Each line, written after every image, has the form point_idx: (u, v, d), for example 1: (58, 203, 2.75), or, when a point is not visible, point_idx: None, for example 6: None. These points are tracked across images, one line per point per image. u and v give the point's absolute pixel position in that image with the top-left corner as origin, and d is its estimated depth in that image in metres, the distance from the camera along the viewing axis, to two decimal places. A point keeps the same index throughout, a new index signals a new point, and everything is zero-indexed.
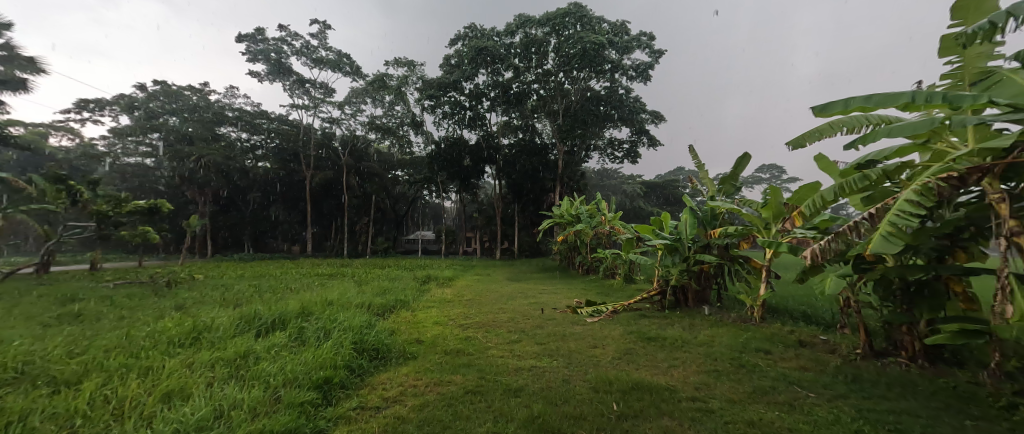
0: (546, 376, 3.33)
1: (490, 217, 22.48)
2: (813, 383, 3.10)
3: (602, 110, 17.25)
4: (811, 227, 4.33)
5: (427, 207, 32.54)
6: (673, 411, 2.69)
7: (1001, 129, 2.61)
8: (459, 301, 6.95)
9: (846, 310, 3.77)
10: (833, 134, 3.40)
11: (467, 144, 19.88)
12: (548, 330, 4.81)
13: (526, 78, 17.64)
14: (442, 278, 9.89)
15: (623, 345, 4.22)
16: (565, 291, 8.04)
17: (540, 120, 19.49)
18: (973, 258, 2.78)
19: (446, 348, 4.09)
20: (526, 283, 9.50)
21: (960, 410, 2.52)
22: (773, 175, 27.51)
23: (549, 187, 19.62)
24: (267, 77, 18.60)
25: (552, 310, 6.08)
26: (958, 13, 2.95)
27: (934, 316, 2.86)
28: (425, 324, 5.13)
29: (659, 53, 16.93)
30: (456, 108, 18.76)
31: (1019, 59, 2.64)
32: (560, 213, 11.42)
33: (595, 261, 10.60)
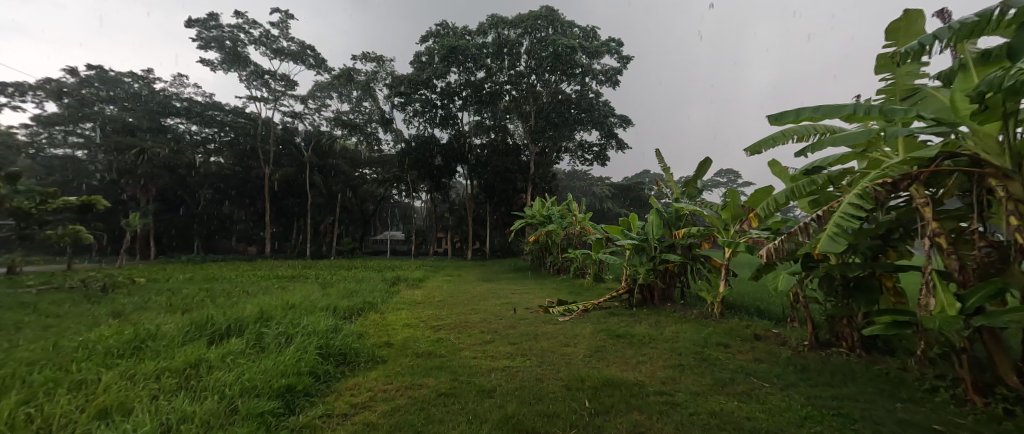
0: (520, 375, 3.44)
1: (462, 217, 22.39)
2: (766, 373, 3.34)
3: (572, 113, 17.57)
4: (765, 228, 4.63)
5: (395, 207, 32.09)
6: (642, 405, 2.84)
7: (928, 140, 2.88)
8: (430, 302, 6.96)
9: (795, 306, 4.05)
10: (786, 142, 3.64)
11: (437, 143, 19.81)
12: (520, 329, 4.93)
13: (499, 78, 17.74)
14: (412, 279, 9.84)
15: (594, 343, 4.38)
16: (537, 291, 8.17)
17: (512, 121, 19.63)
18: (902, 256, 3.11)
19: (419, 350, 4.12)
20: (498, 284, 9.59)
21: (891, 393, 2.78)
22: (730, 180, 28.79)
23: (521, 188, 19.75)
24: (220, 66, 17.86)
25: (524, 309, 6.20)
26: (891, 35, 3.22)
27: (870, 310, 3.14)
28: (395, 326, 5.13)
29: (628, 59, 17.45)
30: (427, 106, 18.66)
31: (941, 78, 2.91)
32: (532, 213, 11.59)
33: (566, 261, 10.82)
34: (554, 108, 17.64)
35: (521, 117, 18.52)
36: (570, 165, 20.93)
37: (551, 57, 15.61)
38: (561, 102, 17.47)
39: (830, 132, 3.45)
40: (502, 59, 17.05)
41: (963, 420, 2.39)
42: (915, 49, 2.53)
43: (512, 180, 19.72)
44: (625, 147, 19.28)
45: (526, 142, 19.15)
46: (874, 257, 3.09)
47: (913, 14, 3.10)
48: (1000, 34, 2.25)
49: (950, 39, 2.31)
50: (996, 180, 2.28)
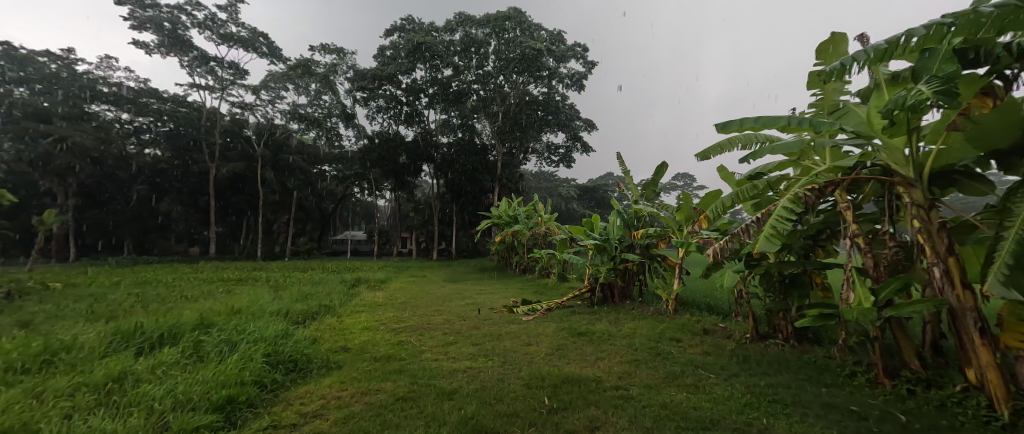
0: (482, 376, 3.53)
1: (427, 217, 22.16)
2: (712, 365, 3.59)
3: (539, 115, 17.82)
4: (714, 229, 4.96)
5: (356, 206, 31.34)
6: (599, 400, 2.99)
7: (850, 151, 3.20)
8: (390, 304, 6.91)
9: (739, 302, 4.35)
10: (732, 149, 3.92)
11: (401, 141, 19.56)
12: (483, 329, 5.02)
13: (466, 77, 17.73)
14: (372, 280, 9.71)
15: (556, 341, 4.54)
16: (501, 291, 8.28)
17: (480, 120, 19.63)
18: (829, 255, 3.44)
19: (378, 354, 4.13)
20: (461, 284, 9.64)
21: (818, 379, 3.06)
22: (687, 183, 29.88)
23: (488, 188, 19.79)
24: (157, 50, 16.81)
25: (488, 310, 6.29)
26: (820, 55, 3.53)
27: (802, 304, 3.45)
28: (353, 330, 5.10)
29: (593, 64, 17.89)
30: (391, 102, 18.34)
31: (861, 95, 3.23)
32: (498, 213, 11.69)
33: (531, 261, 11.00)
34: (521, 109, 17.82)
35: (489, 117, 18.55)
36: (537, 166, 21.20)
37: (518, 59, 15.78)
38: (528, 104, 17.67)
39: (769, 141, 3.74)
40: (469, 58, 17.11)
41: (876, 400, 2.68)
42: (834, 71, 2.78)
43: (479, 180, 19.75)
44: (590, 150, 19.76)
45: (493, 142, 19.23)
46: (806, 256, 3.41)
47: (837, 36, 3.40)
48: (904, 57, 2.51)
49: (864, 63, 2.55)
50: (902, 188, 2.56)
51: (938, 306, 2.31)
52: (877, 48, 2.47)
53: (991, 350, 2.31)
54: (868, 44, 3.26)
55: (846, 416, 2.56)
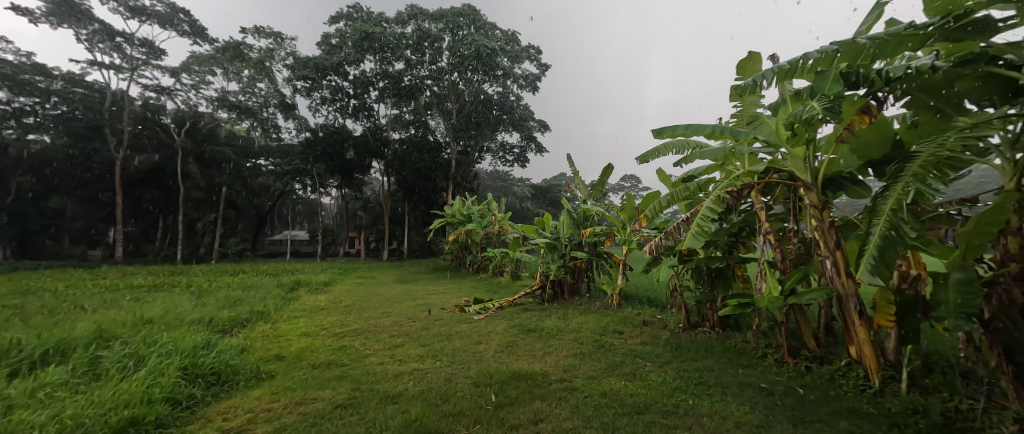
0: (429, 377, 3.60)
1: (377, 216, 21.60)
2: (649, 354, 3.87)
3: (494, 113, 17.96)
4: (653, 227, 5.33)
5: (298, 204, 29.92)
6: (544, 393, 3.16)
7: (765, 157, 3.58)
8: (333, 308, 6.74)
9: (674, 295, 4.72)
10: (667, 154, 4.24)
11: (349, 135, 18.92)
12: (432, 330, 5.08)
13: (418, 72, 17.43)
14: (312, 283, 9.36)
15: (506, 338, 4.70)
16: (453, 291, 8.36)
17: (433, 117, 19.43)
18: (748, 250, 3.83)
19: (318, 361, 4.05)
20: (410, 285, 9.58)
21: (735, 362, 3.42)
22: (634, 184, 31.15)
23: (441, 186, 19.69)
24: (45, 19, 13.98)
25: (439, 310, 6.35)
26: (741, 71, 3.90)
27: (726, 295, 3.81)
28: (290, 337, 4.95)
29: (546, 66, 18.27)
30: (336, 94, 17.72)
31: (772, 107, 3.62)
32: (451, 213, 11.73)
33: (484, 260, 11.17)
34: (475, 107, 17.87)
35: (443, 114, 18.39)
36: (492, 165, 21.35)
37: (473, 56, 15.81)
38: (482, 103, 17.78)
39: (699, 146, 4.09)
40: (422, 52, 16.76)
41: (780, 377, 3.07)
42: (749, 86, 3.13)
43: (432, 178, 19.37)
44: (543, 151, 20.16)
45: (447, 139, 19.12)
46: (729, 251, 3.78)
47: (753, 54, 3.77)
48: (804, 76, 2.87)
49: (773, 79, 2.89)
50: (802, 191, 2.94)
51: (829, 293, 2.68)
52: (783, 67, 2.81)
53: (868, 330, 2.71)
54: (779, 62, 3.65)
55: (753, 393, 2.91)
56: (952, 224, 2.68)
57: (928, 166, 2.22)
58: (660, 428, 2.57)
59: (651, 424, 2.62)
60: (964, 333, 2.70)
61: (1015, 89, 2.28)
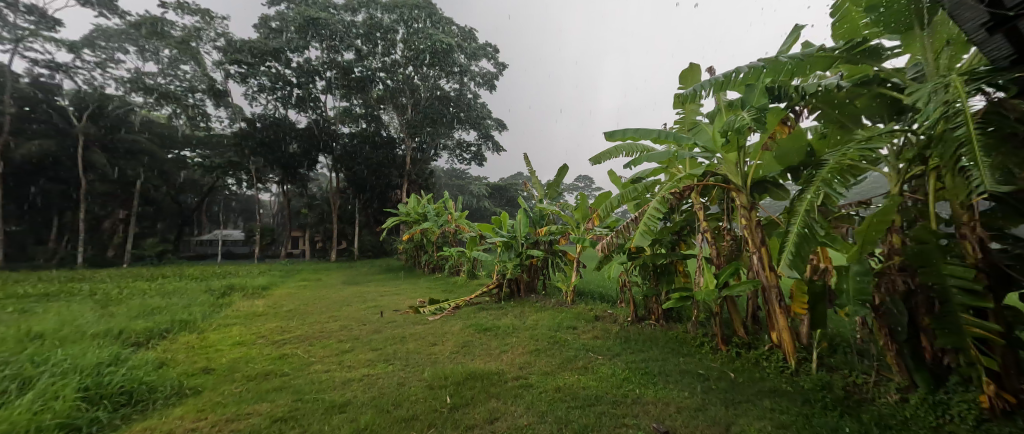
0: (381, 382, 3.48)
1: (324, 214, 20.68)
2: (600, 347, 4.08)
3: (450, 110, 17.88)
4: (605, 226, 5.59)
5: (235, 200, 27.93)
6: (499, 392, 3.20)
7: (702, 161, 3.88)
8: (273, 314, 6.36)
9: (624, 290, 4.99)
10: (618, 156, 4.47)
11: (292, 127, 17.87)
12: (385, 333, 5.02)
13: (370, 64, 16.88)
14: (248, 288, 8.73)
15: (462, 338, 4.75)
16: (408, 292, 8.25)
17: (386, 112, 18.84)
18: (689, 247, 4.13)
19: (255, 371, 3.79)
20: (358, 288, 9.25)
21: (675, 351, 3.73)
22: (587, 184, 32.01)
23: (395, 184, 19.36)
24: None
25: (392, 312, 6.25)
26: (683, 81, 4.18)
27: (670, 288, 4.11)
28: (221, 346, 4.58)
29: (504, 66, 18.44)
30: (276, 82, 16.21)
31: (710, 115, 3.93)
32: (406, 211, 11.55)
33: (440, 260, 11.14)
34: (431, 103, 17.67)
35: (397, 109, 17.91)
36: (448, 162, 21.26)
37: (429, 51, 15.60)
38: (439, 99, 17.64)
39: (645, 150, 4.35)
40: (374, 43, 16.41)
41: (712, 363, 3.41)
42: (689, 95, 3.38)
43: (385, 175, 19.27)
44: (500, 150, 20.31)
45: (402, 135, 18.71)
46: (672, 248, 4.07)
47: (693, 66, 4.07)
48: (735, 88, 3.16)
49: (710, 90, 3.15)
50: (734, 193, 3.25)
51: (755, 285, 3.00)
52: (718, 79, 3.07)
53: (786, 317, 3.08)
54: (715, 75, 3.97)
55: (686, 377, 3.22)
56: (852, 222, 3.07)
57: (834, 172, 2.53)
58: (609, 418, 2.73)
59: (602, 414, 2.77)
60: (861, 317, 3.08)
61: (902, 107, 2.67)
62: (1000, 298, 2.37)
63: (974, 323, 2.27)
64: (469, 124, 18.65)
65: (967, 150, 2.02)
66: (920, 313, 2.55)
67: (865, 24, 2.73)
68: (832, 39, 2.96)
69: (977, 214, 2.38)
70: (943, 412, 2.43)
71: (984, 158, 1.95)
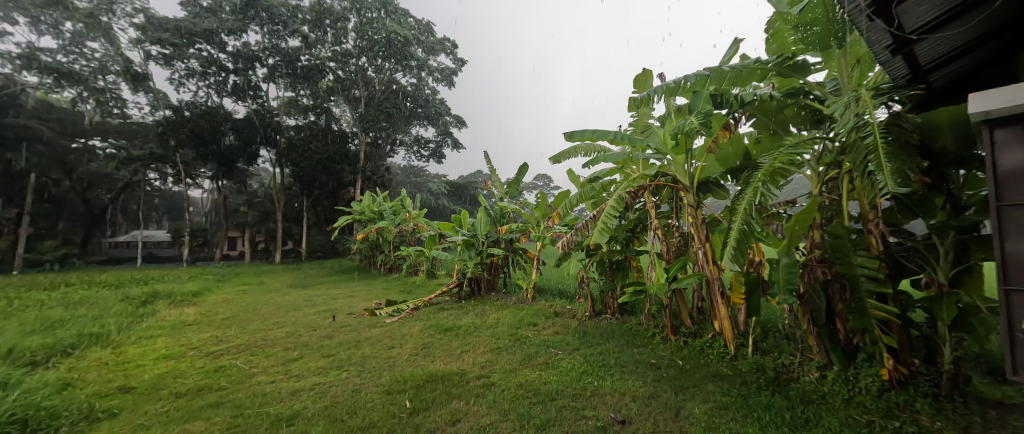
0: (333, 390, 3.34)
1: (267, 213, 19.22)
2: (560, 343, 4.21)
3: (407, 105, 17.62)
4: (565, 224, 5.77)
5: (167, 198, 25.76)
6: (462, 392, 3.19)
7: (653, 162, 4.11)
8: (206, 322, 5.88)
9: (583, 286, 5.18)
10: (577, 156, 4.61)
11: (227, 117, 16.00)
12: (337, 338, 4.81)
13: (318, 52, 16.09)
14: (176, 295, 7.95)
15: (422, 340, 4.67)
16: (363, 294, 8.05)
17: (338, 104, 17.96)
18: (641, 243, 4.37)
19: (187, 386, 3.51)
20: (305, 291, 8.78)
21: (630, 343, 3.96)
22: (546, 183, 32.45)
23: (347, 181, 18.24)
24: None
25: (345, 315, 6.04)
26: (636, 86, 4.39)
27: (624, 283, 4.34)
28: (141, 361, 4.16)
29: (462, 62, 18.40)
30: (207, 66, 14.92)
31: (660, 119, 4.16)
32: (360, 209, 11.28)
33: (398, 259, 10.96)
34: (386, 97, 17.24)
35: (350, 102, 17.27)
36: (405, 158, 20.94)
37: (384, 42, 15.27)
38: (395, 93, 17.26)
39: (601, 150, 4.52)
40: (322, 31, 15.78)
41: (662, 352, 3.67)
42: (643, 99, 3.53)
43: (336, 172, 18.10)
44: (459, 147, 20.26)
45: (356, 129, 18.08)
46: (626, 245, 4.30)
47: (645, 72, 4.28)
48: (683, 95, 3.36)
49: (661, 95, 3.32)
50: (682, 192, 3.50)
51: (700, 278, 3.27)
52: (669, 85, 3.26)
53: (726, 306, 3.35)
54: (665, 81, 4.20)
55: (637, 366, 3.44)
56: (781, 219, 3.39)
57: (767, 175, 2.77)
58: (570, 411, 2.82)
59: (562, 408, 2.86)
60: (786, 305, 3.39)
61: (821, 117, 2.96)
62: (896, 284, 2.73)
63: (877, 308, 2.60)
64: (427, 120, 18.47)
65: (873, 158, 2.29)
66: (835, 299, 2.87)
67: (793, 41, 2.99)
68: (765, 54, 3.22)
69: (879, 212, 2.67)
70: (852, 385, 2.80)
71: (889, 164, 2.20)
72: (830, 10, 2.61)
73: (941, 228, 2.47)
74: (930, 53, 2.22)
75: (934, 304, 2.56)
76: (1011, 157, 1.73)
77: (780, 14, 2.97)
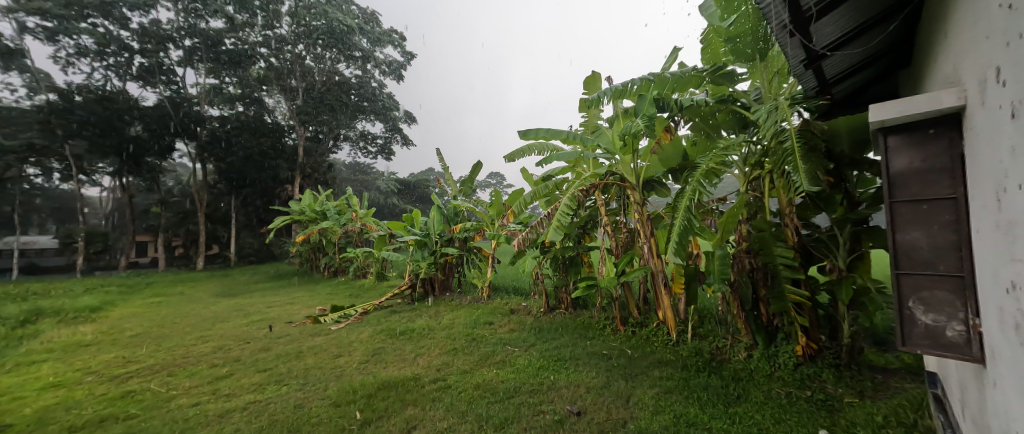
0: (272, 408, 3.11)
1: (186, 213, 16.49)
2: (515, 340, 4.31)
3: (352, 98, 16.76)
4: (519, 222, 5.90)
5: None
6: (417, 398, 3.15)
7: (603, 162, 4.32)
8: (108, 340, 5.17)
9: (537, 282, 5.33)
10: (530, 155, 4.72)
11: (132, 105, 13.45)
12: (275, 350, 4.48)
13: (246, 36, 14.40)
14: (68, 310, 6.81)
15: (373, 346, 4.53)
16: (308, 300, 7.69)
17: (271, 94, 16.36)
18: (592, 239, 4.60)
19: (85, 417, 3.05)
20: (235, 300, 8.05)
21: (583, 335, 4.17)
22: (498, 181, 32.65)
23: (284, 177, 17.01)
24: None
25: (284, 324, 5.67)
26: (587, 88, 4.57)
27: (576, 278, 4.54)
28: (19, 393, 3.53)
29: (411, 55, 18.11)
30: (105, 44, 12.48)
31: (609, 120, 4.36)
32: (300, 209, 10.78)
33: (344, 261, 10.62)
34: (328, 89, 16.32)
35: (284, 92, 15.97)
36: (350, 155, 20.15)
37: (325, 30, 14.49)
38: (336, 84, 16.46)
39: (554, 150, 4.66)
40: (251, 13, 14.01)
41: (611, 342, 3.90)
42: (593, 100, 3.69)
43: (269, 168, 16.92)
44: (409, 144, 19.91)
45: (292, 122, 16.85)
46: (578, 241, 4.51)
47: (594, 75, 4.47)
48: (630, 97, 3.55)
49: (610, 97, 3.49)
50: (629, 190, 3.72)
51: (645, 271, 3.52)
52: (617, 88, 3.43)
53: (668, 296, 3.62)
54: (612, 83, 4.41)
55: (589, 357, 3.64)
56: (715, 215, 3.69)
57: (703, 174, 3.00)
58: (528, 407, 2.90)
59: (520, 405, 2.94)
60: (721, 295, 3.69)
61: (747, 122, 3.26)
62: (807, 270, 3.08)
63: (794, 292, 2.91)
64: (374, 115, 17.73)
65: (791, 160, 2.56)
66: (759, 286, 3.18)
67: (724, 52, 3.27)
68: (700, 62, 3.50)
69: (794, 207, 3.01)
70: (773, 361, 3.12)
71: (803, 166, 2.47)
72: (756, 23, 2.86)
73: (841, 221, 2.83)
74: (832, 70, 2.54)
75: (837, 287, 2.92)
76: (900, 160, 1.91)
77: (713, 28, 3.26)
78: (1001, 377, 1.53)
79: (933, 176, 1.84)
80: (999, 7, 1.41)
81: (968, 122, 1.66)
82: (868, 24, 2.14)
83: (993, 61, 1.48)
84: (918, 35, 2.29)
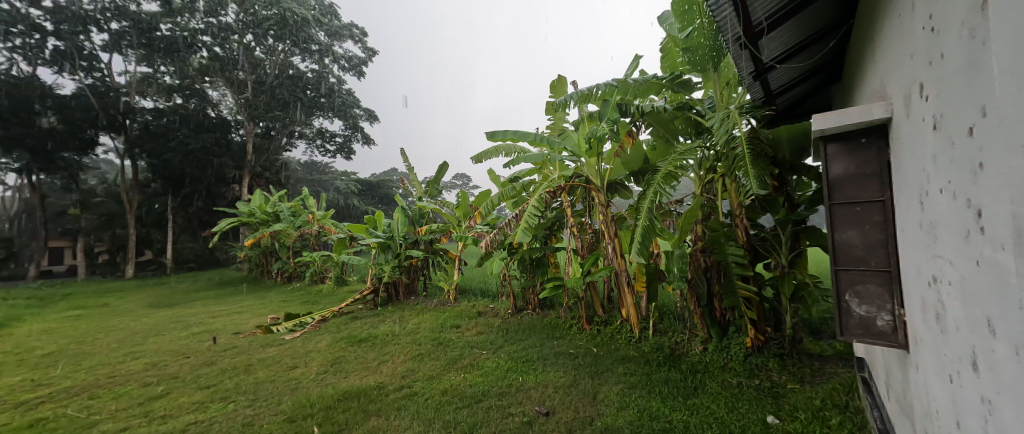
0: (218, 426, 2.98)
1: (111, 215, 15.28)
2: (483, 342, 4.34)
3: (308, 94, 16.12)
4: (485, 224, 5.93)
5: None
6: (380, 408, 3.10)
7: (567, 164, 4.42)
8: (14, 361, 4.70)
9: (506, 283, 5.35)
10: (498, 156, 4.76)
11: (46, 92, 12.34)
12: (221, 364, 4.28)
13: (185, 22, 13.76)
14: None
15: (331, 355, 4.43)
16: (259, 309, 7.38)
17: (217, 87, 15.34)
18: (557, 240, 4.70)
19: None
20: (172, 311, 7.57)
21: (551, 334, 4.27)
22: (465, 182, 32.55)
23: (231, 177, 16.09)
24: None
25: (231, 336, 5.39)
26: (553, 91, 4.67)
27: (543, 278, 4.64)
28: None
29: (372, 52, 17.80)
30: (11, 22, 11.43)
31: (574, 123, 4.47)
32: (251, 210, 10.35)
33: (299, 266, 10.28)
34: (280, 82, 15.64)
35: (231, 84, 15.13)
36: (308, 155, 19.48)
37: (277, 20, 13.99)
38: (291, 79, 15.79)
39: (521, 151, 4.72)
40: None
41: (579, 341, 4.00)
42: (559, 104, 3.75)
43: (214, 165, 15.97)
44: (371, 142, 19.44)
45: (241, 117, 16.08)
46: (544, 240, 4.65)
47: (560, 79, 4.58)
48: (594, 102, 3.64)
49: (576, 101, 3.52)
50: (594, 192, 3.84)
51: (609, 271, 3.66)
52: (582, 92, 3.49)
53: (632, 295, 3.76)
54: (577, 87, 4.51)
55: (558, 357, 3.72)
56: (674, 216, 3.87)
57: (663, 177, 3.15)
58: (496, 410, 2.93)
59: (489, 408, 2.96)
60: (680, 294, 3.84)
61: (702, 128, 3.45)
62: (755, 268, 3.29)
63: (743, 288, 3.12)
64: (333, 112, 17.10)
65: (743, 165, 2.73)
66: (714, 283, 3.33)
67: (681, 61, 3.44)
68: (661, 71, 3.65)
69: (745, 210, 3.18)
70: (727, 354, 3.32)
71: (753, 170, 2.64)
72: (708, 36, 3.02)
73: (783, 222, 3.06)
74: (777, 81, 2.72)
75: (781, 282, 3.15)
76: (837, 167, 2.07)
77: (671, 39, 3.41)
78: (922, 361, 1.71)
79: (866, 182, 2.03)
80: (922, 29, 1.56)
81: (894, 132, 1.84)
82: (809, 39, 2.33)
83: (916, 78, 1.64)
84: (846, 51, 2.51)
